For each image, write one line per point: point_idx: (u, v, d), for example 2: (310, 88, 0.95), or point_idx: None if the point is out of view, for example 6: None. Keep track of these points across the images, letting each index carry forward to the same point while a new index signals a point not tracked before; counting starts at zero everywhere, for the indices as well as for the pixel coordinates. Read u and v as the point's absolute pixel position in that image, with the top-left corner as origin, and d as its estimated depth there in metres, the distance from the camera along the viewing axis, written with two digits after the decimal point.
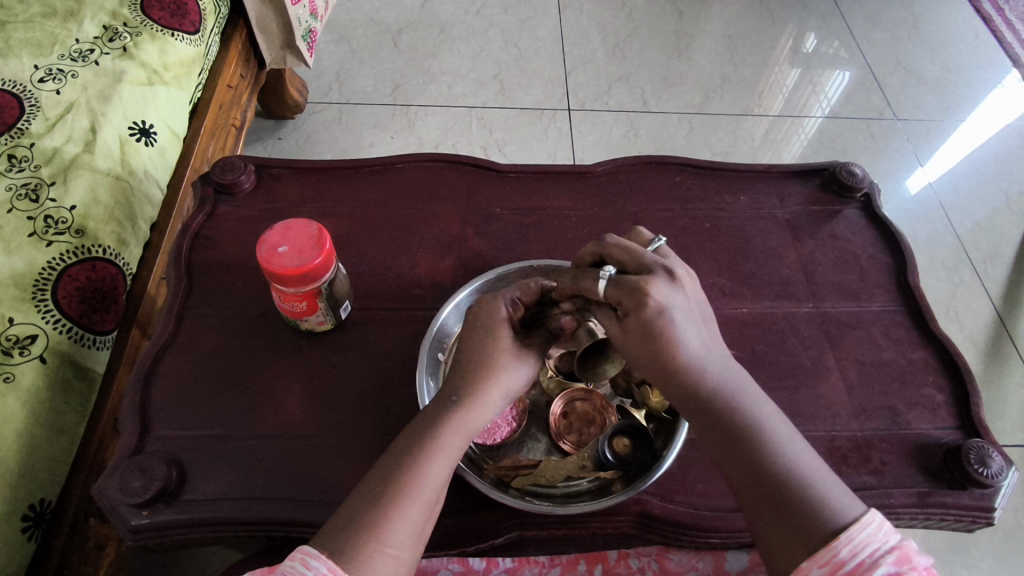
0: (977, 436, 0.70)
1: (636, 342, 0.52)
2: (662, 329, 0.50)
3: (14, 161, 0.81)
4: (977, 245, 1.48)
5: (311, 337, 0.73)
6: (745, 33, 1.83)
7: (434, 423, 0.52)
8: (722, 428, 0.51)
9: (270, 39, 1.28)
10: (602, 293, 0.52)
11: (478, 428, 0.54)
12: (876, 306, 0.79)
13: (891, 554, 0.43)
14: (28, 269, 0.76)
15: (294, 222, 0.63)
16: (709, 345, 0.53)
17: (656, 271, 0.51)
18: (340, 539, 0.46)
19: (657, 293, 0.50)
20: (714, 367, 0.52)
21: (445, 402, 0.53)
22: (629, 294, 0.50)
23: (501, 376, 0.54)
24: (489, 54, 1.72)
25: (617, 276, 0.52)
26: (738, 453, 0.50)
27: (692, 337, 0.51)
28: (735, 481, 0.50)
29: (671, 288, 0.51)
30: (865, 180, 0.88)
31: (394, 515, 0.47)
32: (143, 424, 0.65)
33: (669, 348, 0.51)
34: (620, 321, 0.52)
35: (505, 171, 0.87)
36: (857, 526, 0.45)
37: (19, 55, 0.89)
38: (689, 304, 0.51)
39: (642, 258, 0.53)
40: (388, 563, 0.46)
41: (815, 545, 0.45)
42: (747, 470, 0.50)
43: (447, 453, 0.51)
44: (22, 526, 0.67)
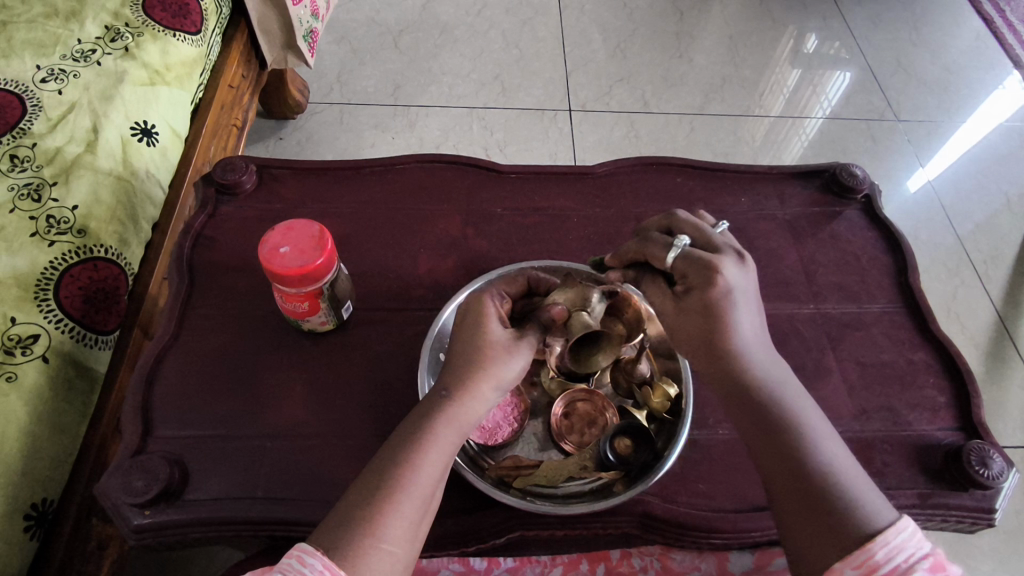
0: (978, 437, 0.70)
1: (693, 318, 0.55)
2: (721, 306, 0.54)
3: (16, 161, 0.81)
4: (978, 246, 1.48)
5: (313, 337, 0.73)
6: (746, 34, 1.83)
7: (428, 417, 0.52)
8: (759, 418, 0.52)
9: (271, 39, 1.28)
10: (670, 263, 0.57)
11: (471, 422, 0.54)
12: (877, 307, 0.79)
13: (926, 563, 0.42)
14: (30, 269, 0.76)
15: (295, 222, 0.64)
16: (759, 336, 0.55)
17: (727, 252, 0.57)
18: (337, 535, 0.46)
19: (726, 271, 0.54)
20: (757, 356, 0.54)
21: (436, 397, 0.53)
22: (699, 266, 0.55)
23: (488, 368, 0.54)
24: (490, 55, 1.72)
25: (689, 249, 0.57)
26: (775, 446, 0.51)
27: (743, 321, 0.54)
28: (769, 472, 0.51)
29: (740, 269, 0.55)
30: (866, 181, 0.89)
31: (389, 510, 0.47)
32: (145, 424, 0.65)
33: (722, 327, 0.54)
34: (679, 297, 0.57)
35: (506, 172, 0.87)
36: (893, 530, 0.44)
37: (21, 56, 0.89)
38: (749, 292, 0.55)
39: (713, 237, 0.59)
40: (384, 559, 0.46)
41: (849, 544, 0.44)
42: (783, 463, 0.50)
43: (441, 448, 0.51)
44: (24, 526, 0.67)
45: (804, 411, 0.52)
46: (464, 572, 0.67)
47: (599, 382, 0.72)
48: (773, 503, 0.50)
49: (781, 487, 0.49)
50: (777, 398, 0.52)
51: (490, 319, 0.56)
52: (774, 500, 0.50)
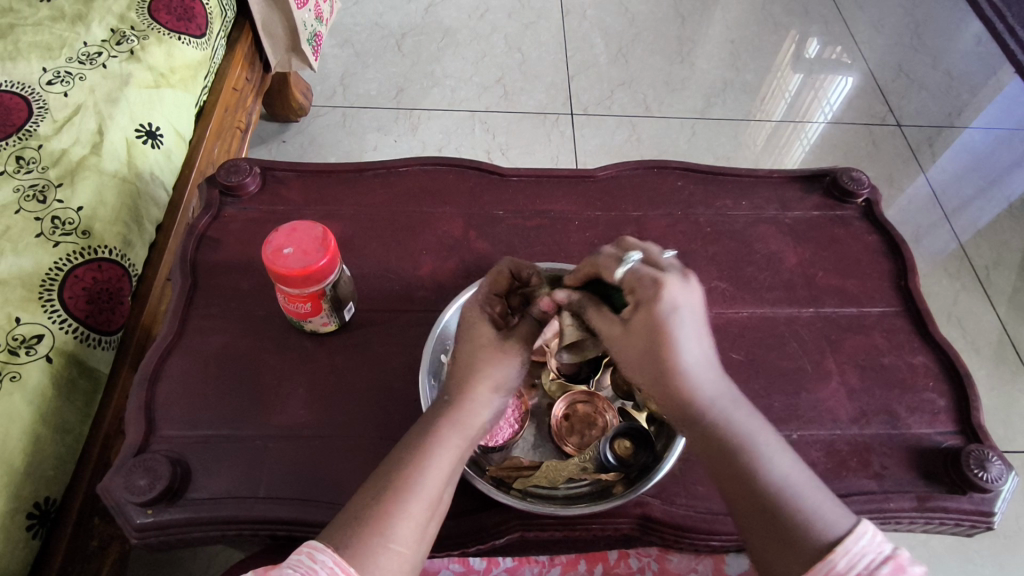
0: (977, 440, 0.70)
1: (638, 343, 0.51)
2: (667, 329, 0.50)
3: (22, 163, 0.83)
4: (979, 251, 1.48)
5: (315, 338, 0.73)
6: (747, 39, 1.84)
7: (433, 423, 0.53)
8: (716, 438, 0.50)
9: (276, 42, 1.29)
10: (619, 280, 0.53)
11: (477, 429, 0.54)
12: (876, 310, 0.80)
13: (886, 567, 0.42)
14: (35, 270, 0.76)
15: (299, 224, 0.64)
16: (707, 352, 0.52)
17: (670, 271, 0.52)
18: (347, 533, 0.46)
19: (671, 290, 0.50)
20: (707, 378, 0.51)
21: (440, 403, 0.54)
22: (644, 285, 0.51)
23: (485, 372, 0.54)
24: (493, 59, 1.73)
25: (638, 265, 0.53)
26: (731, 464, 0.49)
27: (694, 345, 0.50)
28: (728, 493, 0.49)
29: (683, 287, 0.51)
30: (866, 185, 0.89)
31: (396, 510, 0.47)
32: (148, 424, 0.66)
33: (669, 350, 0.50)
34: (626, 319, 0.52)
35: (508, 175, 0.88)
36: (852, 538, 0.44)
37: (28, 58, 0.90)
38: (695, 309, 0.51)
39: (659, 259, 0.54)
40: (393, 558, 0.46)
41: (809, 558, 0.44)
42: (739, 484, 0.49)
43: (447, 452, 0.51)
44: (27, 525, 0.68)
45: (752, 426, 0.50)
46: (464, 572, 0.68)
47: (599, 385, 0.72)
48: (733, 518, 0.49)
49: (739, 504, 0.48)
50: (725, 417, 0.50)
51: (483, 325, 0.58)
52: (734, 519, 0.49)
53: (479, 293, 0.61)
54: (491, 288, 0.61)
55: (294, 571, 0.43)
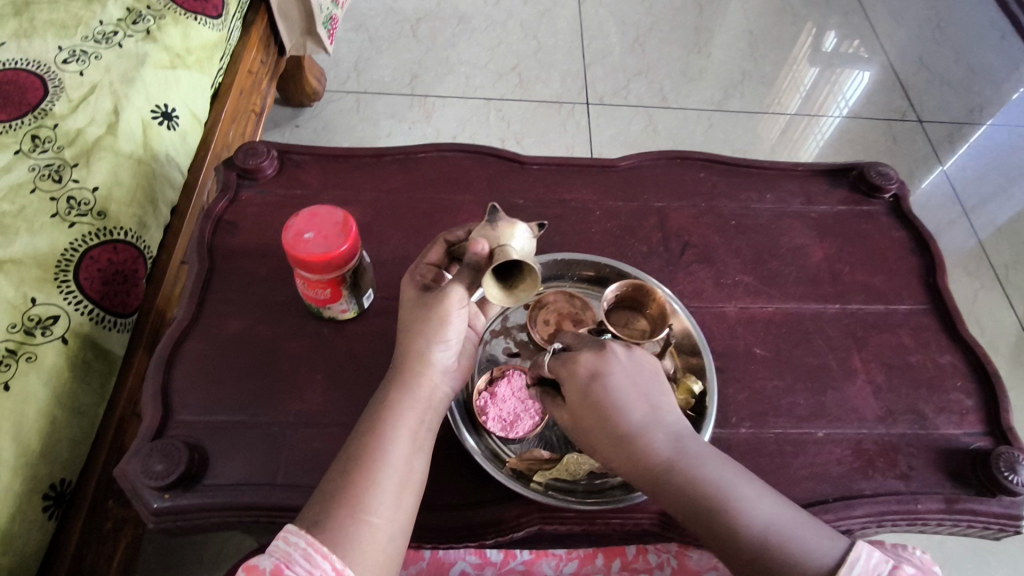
0: (1006, 442, 0.68)
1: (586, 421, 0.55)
2: (597, 396, 0.54)
3: (37, 142, 0.82)
4: (999, 250, 1.46)
5: (333, 325, 0.72)
6: (766, 30, 1.81)
7: (385, 393, 0.54)
8: (686, 496, 0.50)
9: (291, 26, 1.28)
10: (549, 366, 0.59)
11: (430, 390, 0.55)
12: (904, 307, 0.78)
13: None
14: (50, 251, 0.76)
15: (319, 208, 0.63)
16: (652, 413, 0.54)
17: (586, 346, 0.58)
18: (317, 514, 0.47)
19: (614, 350, 0.56)
20: (656, 437, 0.53)
21: (390, 374, 0.55)
22: (562, 364, 0.57)
23: (424, 332, 0.54)
24: (508, 46, 1.70)
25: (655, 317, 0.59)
26: (704, 520, 0.49)
27: (632, 406, 0.53)
28: (717, 553, 0.49)
29: (627, 352, 0.57)
30: (894, 180, 0.87)
31: (364, 483, 0.48)
32: (165, 408, 0.65)
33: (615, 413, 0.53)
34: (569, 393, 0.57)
35: (529, 163, 0.87)
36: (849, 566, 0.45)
37: (43, 36, 0.89)
38: (624, 371, 0.55)
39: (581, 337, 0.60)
40: (365, 530, 0.47)
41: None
42: (719, 538, 0.48)
43: (405, 419, 0.52)
44: (43, 506, 0.67)
45: (715, 473, 0.50)
46: (481, 564, 0.67)
47: None
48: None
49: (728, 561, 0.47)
50: (687, 470, 0.51)
51: (411, 290, 0.57)
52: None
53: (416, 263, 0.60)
54: (427, 257, 0.60)
55: (270, 558, 0.45)
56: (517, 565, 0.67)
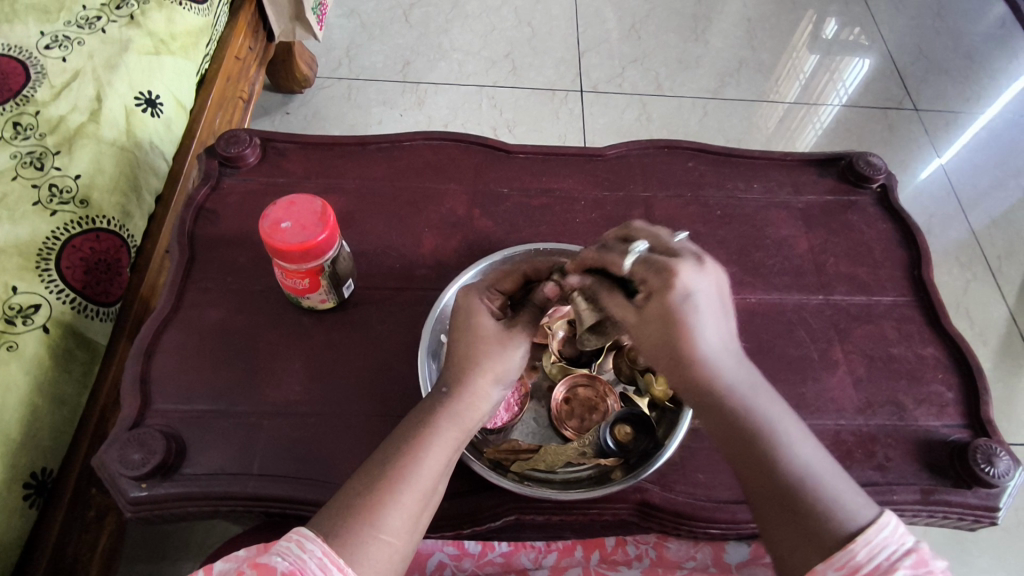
0: (985, 435, 0.69)
1: (654, 329, 0.50)
2: (683, 317, 0.49)
3: (19, 129, 0.81)
4: (992, 241, 1.46)
5: (313, 315, 0.72)
6: (764, 17, 1.79)
7: (430, 413, 0.52)
8: (733, 432, 0.49)
9: (280, 11, 1.26)
10: (628, 271, 0.52)
11: (475, 421, 0.53)
12: (888, 299, 0.78)
13: (909, 559, 0.42)
14: (32, 239, 0.75)
15: (298, 198, 0.63)
16: (726, 339, 0.51)
17: (686, 255, 0.50)
18: (335, 523, 0.45)
19: (684, 276, 0.49)
20: (725, 366, 0.50)
21: (437, 394, 0.53)
22: (655, 274, 0.49)
23: (487, 364, 0.53)
24: (502, 32, 1.69)
25: (646, 253, 0.51)
26: (748, 452, 0.48)
27: (711, 330, 0.49)
28: (746, 484, 0.49)
29: (699, 270, 0.49)
30: (882, 170, 0.86)
31: (390, 501, 0.46)
32: (144, 397, 0.65)
33: (685, 339, 0.49)
34: (639, 305, 0.51)
35: (515, 152, 0.86)
36: (874, 528, 0.43)
37: (25, 21, 0.89)
38: (714, 293, 0.50)
39: (670, 244, 0.52)
40: (383, 550, 0.45)
41: (831, 547, 0.43)
42: (759, 472, 0.48)
43: (445, 443, 0.51)
44: (24, 493, 0.68)
45: (774, 415, 0.49)
46: (459, 555, 0.66)
47: (601, 368, 0.71)
48: (752, 509, 0.48)
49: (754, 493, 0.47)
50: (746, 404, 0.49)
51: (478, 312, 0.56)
52: (751, 506, 0.49)
53: (482, 283, 0.60)
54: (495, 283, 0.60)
55: (283, 560, 0.42)
56: (495, 557, 0.67)
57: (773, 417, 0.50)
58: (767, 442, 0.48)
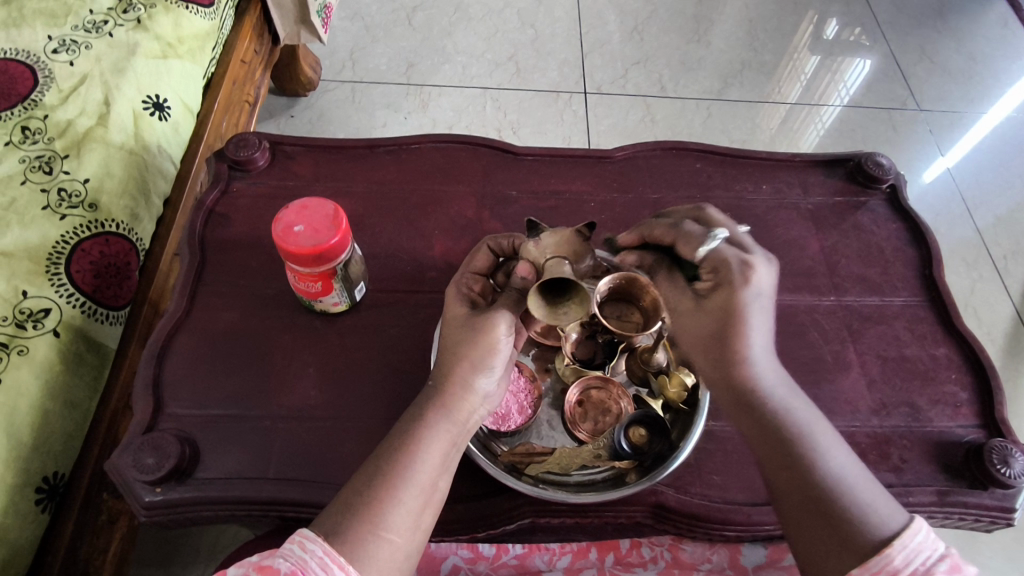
0: (1000, 435, 0.69)
1: (710, 320, 0.52)
2: (745, 314, 0.50)
3: (27, 133, 0.81)
4: (998, 240, 1.45)
5: (325, 318, 0.72)
6: (767, 18, 1.79)
7: (422, 409, 0.51)
8: (768, 434, 0.50)
9: (284, 15, 1.26)
10: (699, 259, 0.53)
11: (467, 413, 0.53)
12: (899, 299, 0.78)
13: (943, 565, 0.42)
14: (42, 244, 0.75)
15: (310, 201, 0.62)
16: (772, 341, 0.53)
17: (758, 254, 0.52)
18: (336, 524, 0.45)
19: (757, 275, 0.50)
20: (768, 367, 0.52)
21: (429, 390, 0.53)
22: (728, 267, 0.51)
23: (474, 354, 0.52)
24: (505, 34, 1.69)
25: (724, 245, 0.53)
26: (784, 455, 0.49)
27: (761, 330, 0.51)
28: (779, 486, 0.49)
29: (767, 270, 0.51)
30: (891, 171, 0.86)
31: (388, 499, 0.46)
32: (157, 402, 0.65)
33: (737, 337, 0.51)
34: (700, 297, 0.53)
35: (523, 154, 0.86)
36: (908, 534, 0.44)
37: (32, 25, 0.88)
38: (774, 296, 0.52)
39: (743, 241, 0.54)
40: (384, 548, 0.45)
41: (866, 551, 0.43)
42: (793, 474, 0.48)
43: (440, 438, 0.50)
44: (35, 499, 0.67)
45: (809, 419, 0.51)
46: (473, 558, 0.66)
47: (614, 370, 0.70)
48: (783, 513, 0.49)
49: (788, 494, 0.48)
50: (783, 407, 0.51)
51: (458, 307, 0.56)
52: (781, 510, 0.49)
53: (461, 271, 0.60)
54: (472, 266, 0.60)
55: (285, 561, 0.42)
56: (509, 560, 0.67)
57: (810, 423, 0.51)
58: (804, 446, 0.49)
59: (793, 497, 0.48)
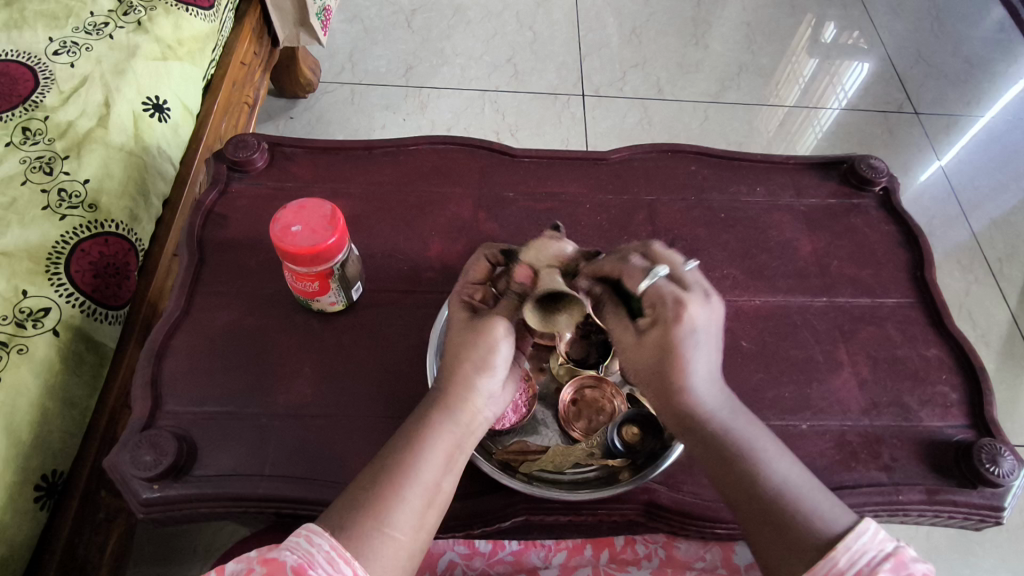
0: (989, 435, 0.69)
1: (649, 356, 0.51)
2: (681, 351, 0.50)
3: (28, 134, 0.82)
4: (993, 243, 1.46)
5: (322, 317, 0.73)
6: (764, 22, 1.80)
7: (428, 411, 0.52)
8: (715, 451, 0.50)
9: (284, 17, 1.26)
10: (642, 293, 0.52)
11: (474, 416, 0.53)
12: (891, 300, 0.79)
13: (887, 564, 0.42)
14: (42, 243, 0.76)
15: (308, 201, 0.63)
16: (716, 368, 0.52)
17: (695, 290, 0.51)
18: (341, 519, 0.46)
19: (691, 312, 0.49)
20: (715, 395, 0.52)
21: (437, 392, 0.54)
22: (665, 304, 0.50)
23: (485, 358, 0.54)
24: (504, 37, 1.70)
25: (663, 279, 0.52)
26: (729, 469, 0.50)
27: (702, 364, 0.51)
28: (730, 496, 0.50)
29: (706, 307, 0.50)
30: (884, 173, 0.87)
31: (394, 496, 0.47)
32: (155, 400, 0.66)
33: (677, 371, 0.50)
34: (640, 330, 0.52)
35: (520, 156, 0.87)
36: (852, 535, 0.44)
37: (34, 28, 0.89)
38: (714, 331, 0.51)
39: (681, 272, 0.52)
40: (388, 546, 0.45)
41: (812, 556, 0.44)
42: (741, 486, 0.49)
43: (445, 439, 0.51)
44: (34, 496, 0.68)
45: (755, 435, 0.51)
46: (469, 554, 0.67)
47: (608, 369, 0.70)
48: (738, 522, 0.49)
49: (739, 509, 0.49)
50: (727, 424, 0.51)
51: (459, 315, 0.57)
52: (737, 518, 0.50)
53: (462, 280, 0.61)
54: (471, 277, 0.61)
55: (291, 554, 0.42)
56: (505, 556, 0.67)
57: (754, 436, 0.51)
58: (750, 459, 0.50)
59: (744, 509, 0.48)
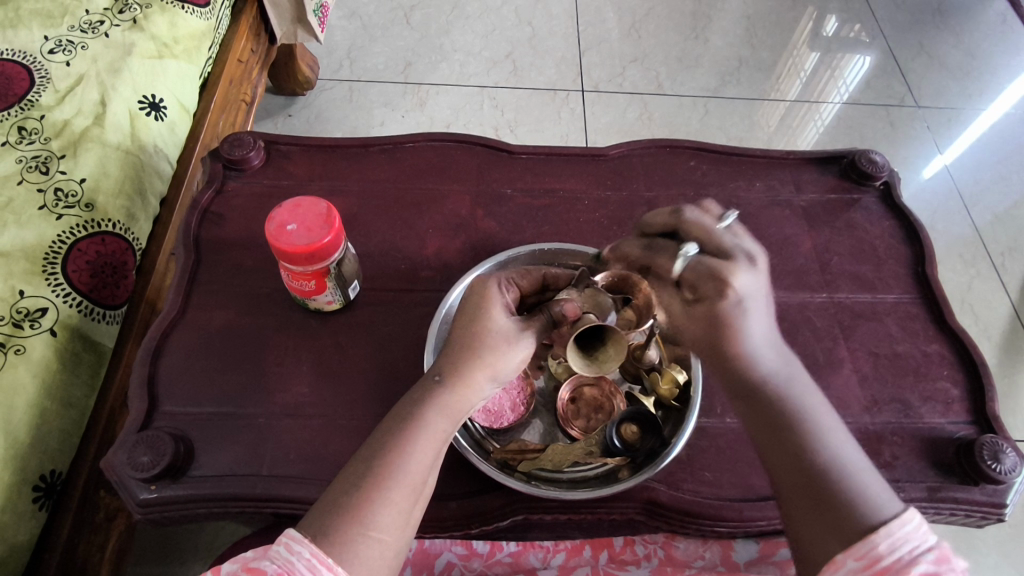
0: (991, 431, 0.69)
1: (699, 328, 0.52)
2: (730, 322, 0.50)
3: (24, 134, 0.82)
4: (996, 237, 1.45)
5: (319, 317, 0.72)
6: (765, 15, 1.79)
7: (417, 405, 0.51)
8: (767, 418, 0.51)
9: (281, 14, 1.26)
10: (677, 274, 0.53)
11: (466, 410, 0.53)
12: (892, 296, 0.78)
13: (930, 556, 0.43)
14: (38, 244, 0.76)
15: (303, 200, 0.63)
16: (770, 332, 0.53)
17: (738, 257, 0.50)
18: (323, 523, 0.46)
19: (737, 283, 0.49)
20: (769, 359, 0.52)
21: (430, 383, 0.52)
22: (706, 280, 0.50)
23: (480, 353, 0.52)
24: (502, 32, 1.69)
25: (696, 257, 0.52)
26: (776, 441, 0.51)
27: (758, 327, 0.51)
28: (774, 467, 0.51)
29: (750, 273, 0.50)
30: (885, 168, 0.86)
31: (377, 500, 0.47)
32: (151, 400, 0.65)
33: (731, 339, 0.51)
34: (687, 304, 0.53)
35: (518, 152, 0.86)
36: (897, 523, 0.45)
37: (29, 26, 0.89)
38: (762, 296, 0.51)
39: (722, 241, 0.51)
40: (374, 547, 0.46)
41: (851, 537, 0.45)
42: (788, 460, 0.50)
43: (432, 436, 0.50)
44: (33, 497, 0.68)
45: (811, 407, 0.51)
46: (467, 555, 0.67)
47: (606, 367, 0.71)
48: (778, 495, 0.50)
49: (783, 482, 0.49)
50: (780, 394, 0.52)
51: (471, 304, 0.54)
52: (776, 491, 0.51)
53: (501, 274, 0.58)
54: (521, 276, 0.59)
55: (273, 564, 0.43)
56: (503, 557, 0.67)
57: (806, 406, 0.52)
58: (798, 430, 0.50)
59: (788, 483, 0.49)
